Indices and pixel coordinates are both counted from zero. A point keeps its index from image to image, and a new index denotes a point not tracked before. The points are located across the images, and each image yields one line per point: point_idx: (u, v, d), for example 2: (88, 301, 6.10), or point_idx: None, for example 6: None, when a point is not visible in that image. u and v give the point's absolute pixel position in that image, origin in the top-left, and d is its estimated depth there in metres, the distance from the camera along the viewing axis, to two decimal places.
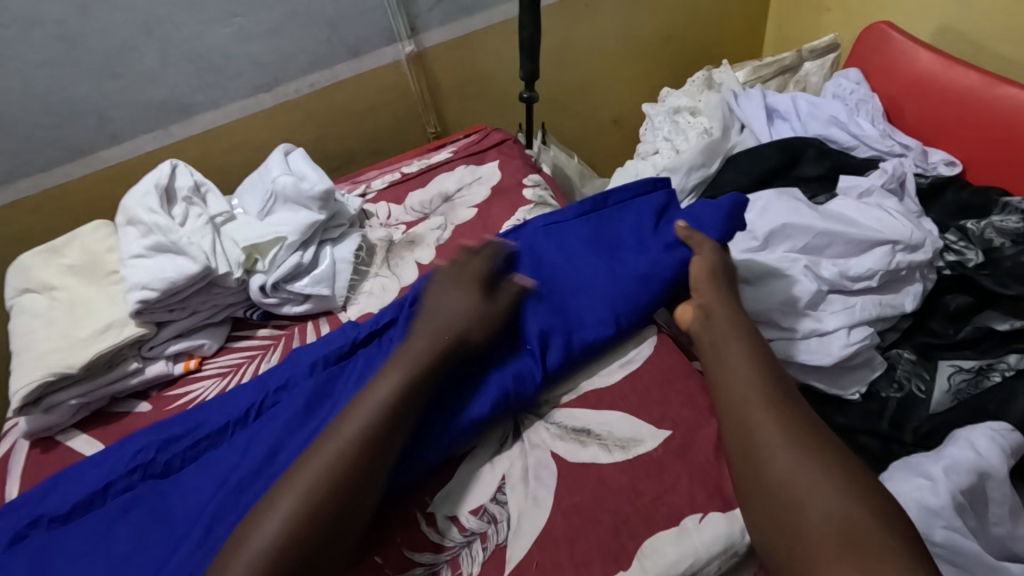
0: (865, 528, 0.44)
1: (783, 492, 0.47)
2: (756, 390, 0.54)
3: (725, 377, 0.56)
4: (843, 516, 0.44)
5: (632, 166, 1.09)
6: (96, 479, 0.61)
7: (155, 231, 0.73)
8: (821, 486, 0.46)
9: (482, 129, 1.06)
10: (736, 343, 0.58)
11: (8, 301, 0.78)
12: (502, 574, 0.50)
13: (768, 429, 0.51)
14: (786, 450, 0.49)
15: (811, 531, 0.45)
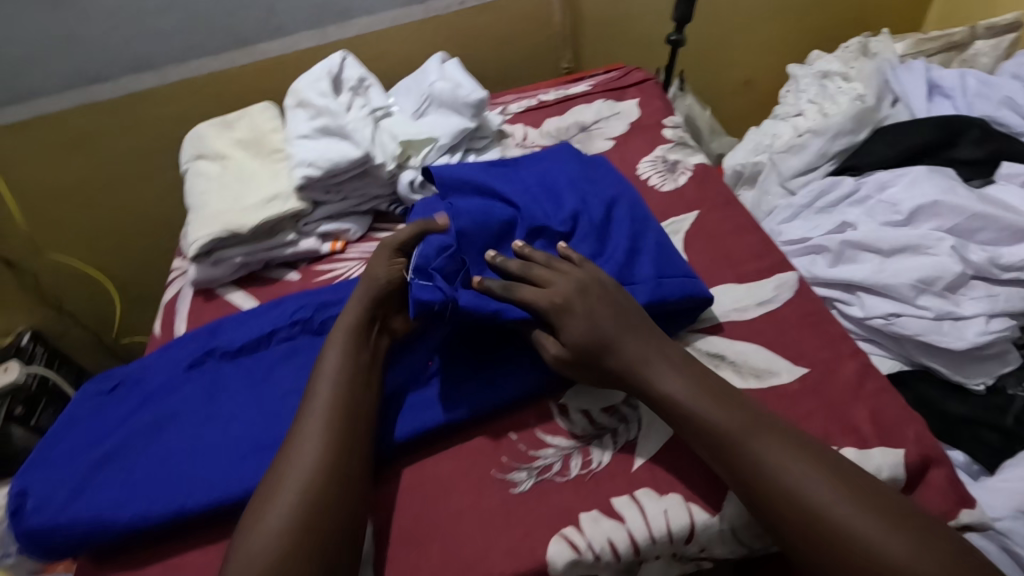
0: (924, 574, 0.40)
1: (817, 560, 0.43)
2: (745, 442, 0.47)
3: (705, 434, 0.49)
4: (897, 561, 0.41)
5: (769, 127, 1.08)
6: (262, 326, 0.68)
7: (324, 114, 0.79)
8: (860, 541, 0.42)
9: (622, 67, 1.06)
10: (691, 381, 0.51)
11: (183, 165, 0.85)
12: (631, 466, 0.54)
13: (777, 489, 0.45)
14: (804, 511, 0.44)
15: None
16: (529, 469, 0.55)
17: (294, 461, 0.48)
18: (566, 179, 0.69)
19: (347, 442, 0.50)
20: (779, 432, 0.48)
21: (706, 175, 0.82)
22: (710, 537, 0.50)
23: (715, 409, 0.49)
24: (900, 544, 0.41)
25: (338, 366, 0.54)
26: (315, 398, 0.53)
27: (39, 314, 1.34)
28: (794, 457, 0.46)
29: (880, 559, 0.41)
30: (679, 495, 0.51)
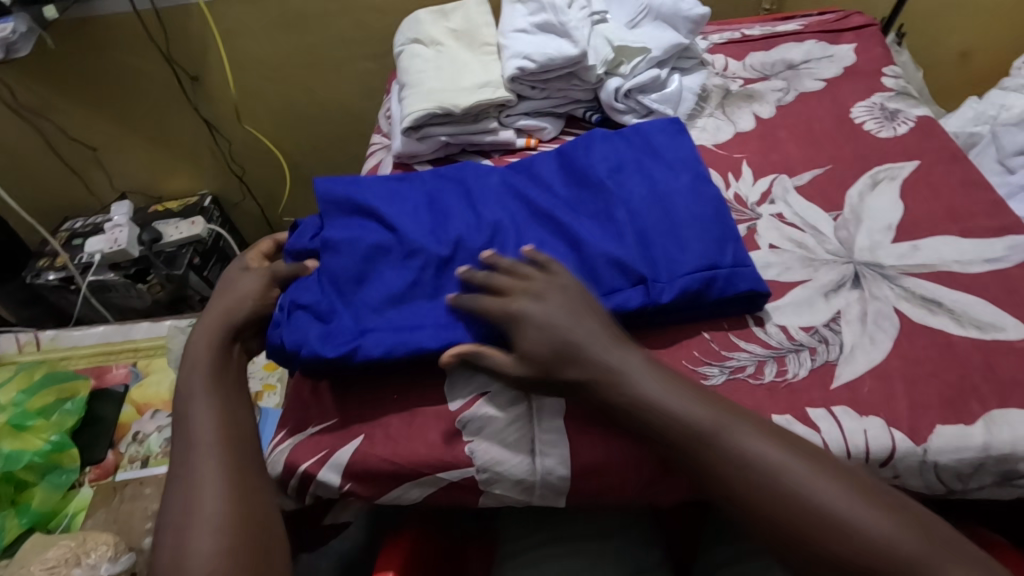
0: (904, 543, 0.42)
1: (789, 547, 0.44)
2: (718, 427, 0.47)
3: (671, 419, 0.48)
4: (877, 538, 0.42)
5: (997, 97, 0.98)
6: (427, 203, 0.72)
7: (546, 11, 0.81)
8: (839, 520, 0.43)
9: (839, 11, 0.99)
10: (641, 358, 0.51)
11: (398, 46, 0.90)
12: (830, 384, 0.54)
13: (745, 475, 0.46)
14: (772, 501, 0.44)
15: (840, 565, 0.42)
16: (720, 367, 0.56)
17: (194, 483, 0.49)
18: (459, 205, 0.65)
19: (238, 463, 0.51)
20: (742, 414, 0.49)
21: (931, 128, 0.76)
22: (908, 466, 0.50)
23: (679, 395, 0.49)
24: (883, 518, 0.43)
25: (207, 395, 0.55)
26: (184, 430, 0.53)
27: (222, 180, 1.50)
28: (760, 436, 0.47)
29: (862, 534, 0.43)
30: (882, 419, 0.51)
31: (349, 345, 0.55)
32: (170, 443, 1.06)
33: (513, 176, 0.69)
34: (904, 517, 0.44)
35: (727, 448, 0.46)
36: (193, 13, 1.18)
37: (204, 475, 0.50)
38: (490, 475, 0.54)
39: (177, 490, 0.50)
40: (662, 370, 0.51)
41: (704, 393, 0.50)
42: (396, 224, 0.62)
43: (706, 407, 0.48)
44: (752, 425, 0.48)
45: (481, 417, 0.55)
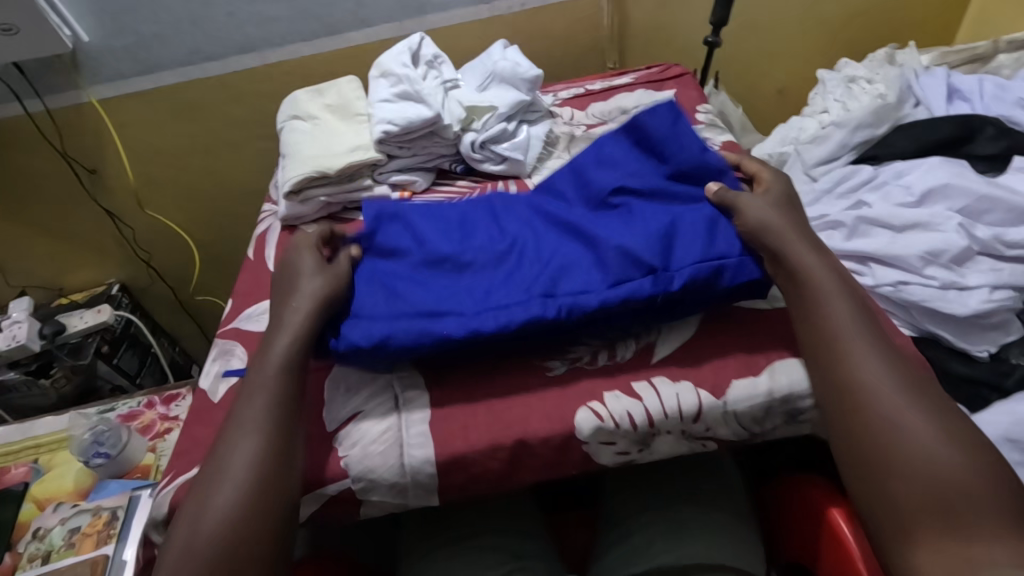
0: (975, 494, 0.48)
1: (878, 463, 0.51)
2: (852, 346, 0.56)
3: (826, 330, 0.57)
4: (950, 473, 0.49)
5: (797, 122, 1.18)
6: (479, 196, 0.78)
7: (403, 82, 0.93)
8: (925, 456, 0.50)
9: (662, 65, 1.17)
10: (829, 287, 0.59)
11: (280, 123, 1.00)
12: (651, 359, 0.63)
13: (873, 397, 0.53)
14: (878, 422, 0.52)
15: (908, 489, 0.49)
16: (563, 359, 0.64)
17: (232, 452, 0.54)
18: (487, 220, 0.71)
19: (274, 450, 0.54)
20: (879, 344, 0.56)
21: (732, 150, 0.91)
22: (715, 418, 0.60)
23: (846, 314, 0.57)
24: (959, 459, 0.49)
25: (277, 370, 0.58)
26: (246, 398, 0.57)
27: (129, 267, 1.52)
28: (899, 374, 0.54)
29: (932, 468, 0.49)
30: (691, 383, 0.60)
31: (381, 335, 0.60)
32: (74, 534, 1.02)
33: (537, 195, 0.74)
34: (986, 473, 0.49)
35: (859, 363, 0.55)
36: (88, 111, 1.24)
37: (240, 450, 0.53)
38: (365, 484, 0.59)
39: (217, 455, 0.54)
40: (846, 293, 0.59)
41: (872, 321, 0.58)
42: (429, 237, 0.69)
43: (857, 327, 0.56)
44: (895, 358, 0.55)
45: (353, 433, 0.60)
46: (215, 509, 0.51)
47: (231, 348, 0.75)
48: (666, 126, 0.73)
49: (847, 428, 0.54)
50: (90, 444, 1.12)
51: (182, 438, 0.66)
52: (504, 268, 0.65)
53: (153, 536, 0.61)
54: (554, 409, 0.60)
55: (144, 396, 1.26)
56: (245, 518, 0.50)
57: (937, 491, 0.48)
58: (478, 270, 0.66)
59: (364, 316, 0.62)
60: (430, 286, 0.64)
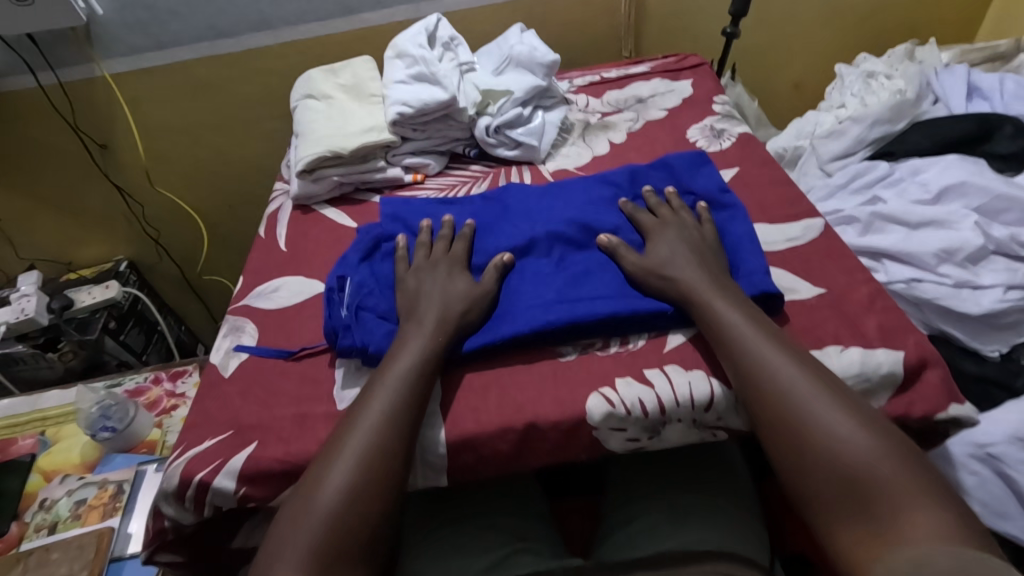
0: (883, 471, 0.48)
1: (789, 459, 0.52)
2: (746, 346, 0.57)
3: (717, 333, 0.59)
4: (856, 460, 0.49)
5: (813, 116, 1.17)
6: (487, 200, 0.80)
7: (419, 63, 0.92)
8: (828, 448, 0.50)
9: (679, 54, 1.16)
10: (719, 302, 0.60)
11: (294, 102, 1.00)
12: (664, 346, 0.63)
13: (774, 397, 0.54)
14: (781, 422, 0.53)
15: (818, 482, 0.50)
16: (574, 344, 0.65)
17: (356, 428, 0.56)
18: (505, 224, 0.74)
19: (395, 435, 0.55)
20: (766, 338, 0.57)
21: (749, 142, 0.90)
22: (726, 407, 0.60)
23: (732, 313, 0.59)
24: (865, 444, 0.49)
25: (410, 360, 0.60)
26: (378, 383, 0.59)
27: (137, 244, 1.52)
28: (797, 367, 0.55)
29: (838, 458, 0.49)
30: (703, 371, 0.60)
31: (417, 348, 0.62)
32: (80, 506, 1.03)
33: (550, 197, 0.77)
34: (891, 453, 0.49)
35: (754, 361, 0.56)
36: (101, 85, 1.23)
37: (358, 432, 0.55)
38: None
39: (337, 434, 0.56)
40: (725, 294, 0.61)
41: (759, 319, 0.59)
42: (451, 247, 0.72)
43: (742, 327, 0.58)
44: (785, 353, 0.56)
45: None
46: (332, 482, 0.53)
47: (242, 324, 0.75)
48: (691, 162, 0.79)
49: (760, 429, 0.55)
50: (96, 418, 1.12)
51: (193, 412, 0.67)
52: (528, 271, 0.69)
53: (163, 507, 0.62)
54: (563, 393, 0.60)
55: (150, 372, 1.26)
56: (361, 495, 0.52)
57: (841, 481, 0.49)
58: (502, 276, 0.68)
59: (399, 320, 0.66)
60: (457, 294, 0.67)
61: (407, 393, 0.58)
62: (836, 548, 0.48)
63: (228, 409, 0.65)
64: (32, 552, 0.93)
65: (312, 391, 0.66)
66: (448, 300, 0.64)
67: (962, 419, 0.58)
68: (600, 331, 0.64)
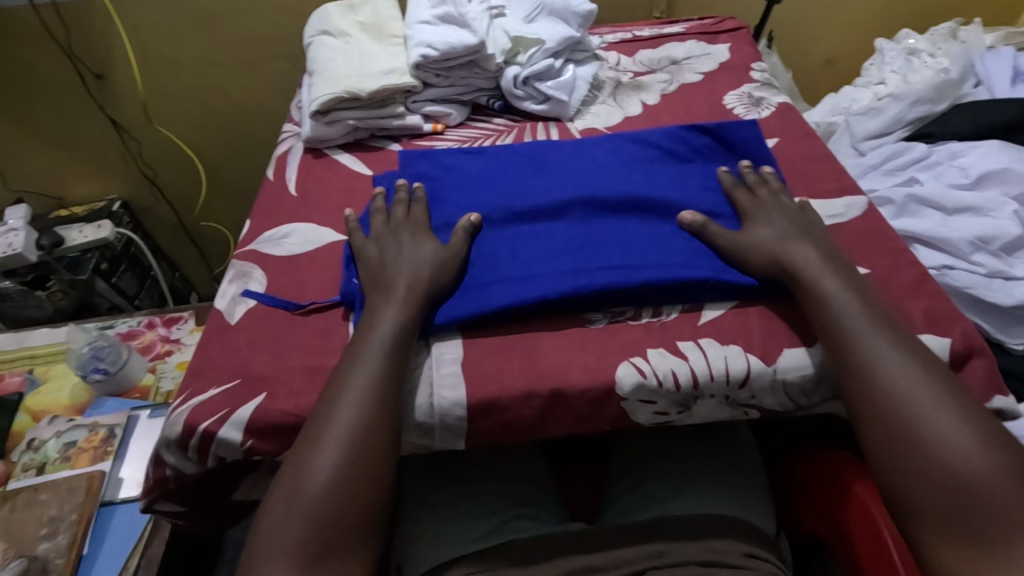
0: (999, 489, 0.46)
1: (890, 462, 0.50)
2: (864, 342, 0.54)
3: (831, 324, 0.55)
4: (968, 475, 0.47)
5: (849, 92, 1.13)
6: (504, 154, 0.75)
7: (446, 4, 0.86)
8: (943, 451, 0.48)
9: (716, 17, 1.10)
10: (836, 292, 0.56)
11: (308, 38, 0.93)
12: (698, 319, 0.60)
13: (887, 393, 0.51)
14: (896, 424, 0.50)
15: (921, 490, 0.48)
16: (603, 312, 0.62)
17: (339, 412, 0.53)
18: (527, 180, 0.71)
19: (380, 417, 0.53)
20: (886, 335, 0.54)
21: (789, 112, 0.86)
22: (761, 386, 0.57)
23: (853, 304, 0.56)
24: (983, 458, 0.47)
25: (388, 338, 0.56)
26: (355, 362, 0.55)
27: (132, 185, 1.45)
28: (915, 371, 0.52)
29: (947, 469, 0.47)
30: (739, 348, 0.58)
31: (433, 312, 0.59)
32: (69, 448, 1.00)
33: (581, 156, 0.73)
34: (1013, 472, 0.46)
35: (870, 358, 0.53)
36: (97, 9, 1.15)
37: (340, 417, 0.52)
38: None
39: (318, 413, 0.53)
40: (846, 283, 0.57)
41: (881, 314, 0.56)
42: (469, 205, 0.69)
43: (864, 319, 0.55)
44: (907, 351, 0.53)
45: None
46: (316, 468, 0.50)
47: (249, 270, 0.71)
48: (752, 138, 0.75)
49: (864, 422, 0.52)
50: (88, 358, 1.08)
51: (196, 358, 0.63)
52: (552, 232, 0.65)
53: (164, 455, 0.59)
54: (591, 361, 0.58)
55: (144, 317, 1.22)
56: (348, 480, 0.50)
57: (950, 494, 0.47)
58: (524, 239, 0.65)
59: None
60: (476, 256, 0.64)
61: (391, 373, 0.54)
62: (931, 562, 0.47)
63: (235, 357, 0.62)
64: (18, 493, 0.90)
65: (325, 344, 0.62)
66: (417, 263, 0.61)
67: (1006, 411, 0.57)
68: (633, 299, 0.61)
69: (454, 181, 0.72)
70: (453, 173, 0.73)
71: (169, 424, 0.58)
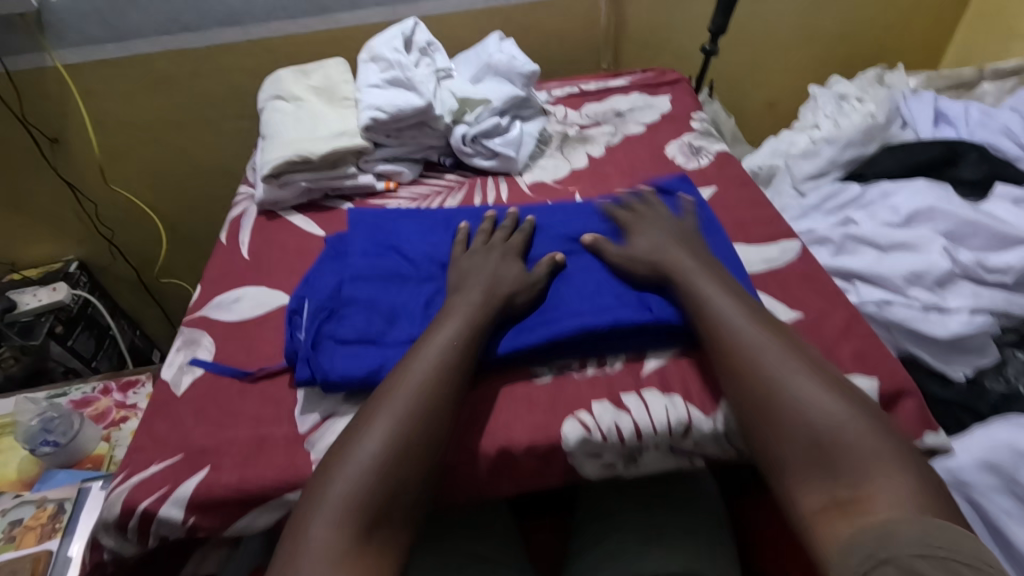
0: (850, 438, 0.50)
1: (761, 414, 0.53)
2: (729, 316, 0.58)
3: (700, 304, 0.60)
4: (826, 420, 0.51)
5: (787, 136, 1.19)
6: (452, 211, 0.77)
7: (394, 68, 0.90)
8: (842, 439, 0.50)
9: (658, 69, 1.15)
10: (703, 283, 0.61)
11: (262, 103, 0.95)
12: (642, 370, 0.62)
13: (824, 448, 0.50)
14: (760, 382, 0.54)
15: (787, 446, 0.51)
16: (548, 365, 0.62)
17: (362, 441, 0.52)
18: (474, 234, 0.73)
19: (432, 401, 0.54)
20: (752, 311, 0.59)
21: (727, 160, 0.90)
22: (704, 435, 0.58)
23: (719, 288, 0.60)
24: (836, 409, 0.51)
25: (431, 378, 0.55)
26: (406, 366, 0.56)
27: (89, 245, 1.43)
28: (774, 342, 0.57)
29: (808, 418, 0.51)
30: (680, 398, 0.59)
31: (373, 368, 0.60)
32: (15, 526, 0.95)
33: (526, 210, 0.76)
34: (863, 421, 0.51)
35: (735, 327, 0.57)
36: (52, 76, 1.16)
37: (381, 420, 0.53)
38: None
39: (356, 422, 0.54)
40: (716, 276, 0.62)
41: (742, 295, 0.61)
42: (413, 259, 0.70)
43: (731, 297, 0.60)
44: (766, 324, 0.58)
45: (328, 437, 0.58)
46: (352, 465, 0.51)
47: (197, 337, 0.70)
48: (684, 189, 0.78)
49: (738, 375, 0.56)
50: (37, 432, 1.05)
51: (140, 433, 0.62)
52: None
53: (102, 539, 0.57)
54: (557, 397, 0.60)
55: (99, 382, 1.19)
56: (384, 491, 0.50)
57: (816, 445, 0.50)
58: None
59: (362, 340, 0.62)
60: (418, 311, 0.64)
61: (426, 402, 0.54)
62: (799, 512, 0.49)
63: (179, 430, 0.61)
64: None
65: (273, 412, 0.61)
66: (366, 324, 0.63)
67: (938, 448, 0.59)
68: (575, 351, 0.62)
69: (401, 234, 0.73)
70: (401, 227, 0.74)
71: (108, 506, 0.56)
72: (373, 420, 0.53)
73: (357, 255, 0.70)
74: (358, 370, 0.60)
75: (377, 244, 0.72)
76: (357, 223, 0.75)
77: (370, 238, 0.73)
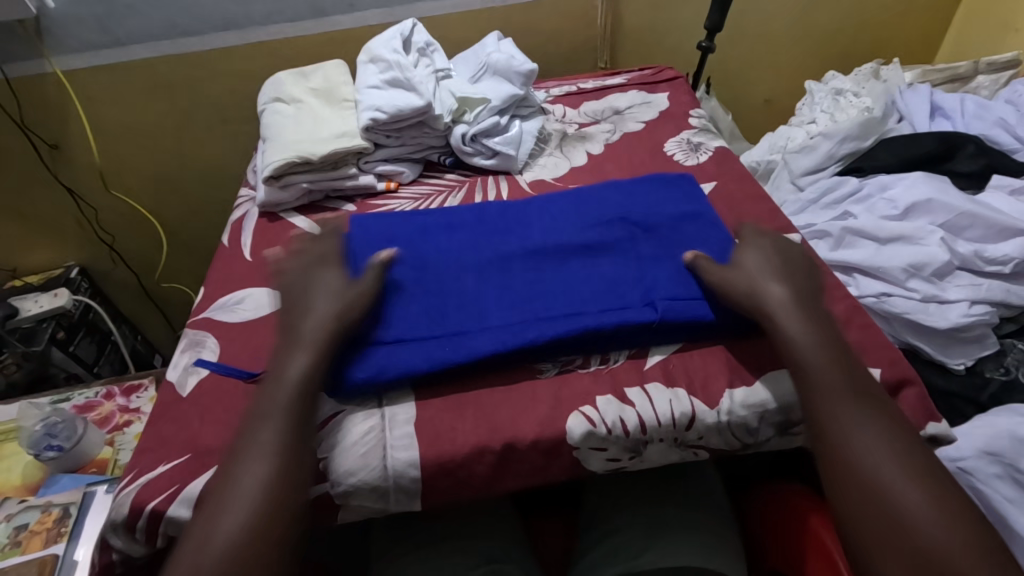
0: (943, 544, 0.47)
1: (854, 506, 0.50)
2: (837, 391, 0.54)
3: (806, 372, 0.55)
4: (920, 520, 0.48)
5: (784, 131, 1.20)
6: (452, 212, 0.77)
7: (393, 68, 0.90)
8: (930, 536, 0.47)
9: (655, 67, 1.16)
10: (803, 340, 0.57)
11: (262, 105, 0.96)
12: (644, 364, 0.62)
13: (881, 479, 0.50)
14: (858, 472, 0.51)
15: (879, 545, 0.48)
16: (553, 362, 0.63)
17: (248, 448, 0.53)
18: (476, 233, 0.73)
19: (292, 442, 0.53)
20: (863, 389, 0.54)
21: (725, 156, 0.90)
22: (707, 427, 0.59)
23: (830, 351, 0.56)
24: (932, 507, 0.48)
25: (290, 399, 0.55)
26: (269, 411, 0.55)
27: (90, 251, 1.44)
28: (882, 425, 0.52)
29: (904, 511, 0.48)
30: (684, 391, 0.60)
31: (377, 367, 0.60)
32: (21, 531, 0.95)
33: (525, 210, 0.76)
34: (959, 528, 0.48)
35: (843, 407, 0.53)
36: (51, 82, 1.17)
37: (256, 468, 0.52)
38: (343, 489, 0.57)
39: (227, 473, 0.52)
40: (826, 339, 0.57)
41: (852, 365, 0.56)
42: (414, 260, 0.70)
43: (842, 370, 0.55)
44: (876, 406, 0.54)
45: (333, 435, 0.59)
46: (233, 517, 0.50)
47: (201, 339, 0.71)
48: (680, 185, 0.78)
49: (837, 458, 0.52)
50: (41, 437, 1.05)
51: (146, 434, 0.62)
52: (496, 283, 0.67)
53: (110, 540, 0.57)
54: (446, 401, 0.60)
55: (102, 387, 1.19)
56: (267, 496, 0.51)
57: (910, 547, 0.47)
58: (468, 291, 0.66)
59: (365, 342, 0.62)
60: (420, 312, 0.64)
61: (290, 443, 0.53)
62: None
63: (185, 431, 0.61)
64: None
65: None
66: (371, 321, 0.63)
67: (940, 436, 0.59)
68: (577, 348, 0.63)
69: (402, 235, 0.74)
70: (400, 228, 0.75)
71: (115, 508, 0.57)
72: (244, 472, 0.52)
73: (358, 257, 0.71)
74: (360, 370, 0.60)
75: (378, 246, 0.72)
76: (358, 225, 0.76)
77: (370, 239, 0.73)
